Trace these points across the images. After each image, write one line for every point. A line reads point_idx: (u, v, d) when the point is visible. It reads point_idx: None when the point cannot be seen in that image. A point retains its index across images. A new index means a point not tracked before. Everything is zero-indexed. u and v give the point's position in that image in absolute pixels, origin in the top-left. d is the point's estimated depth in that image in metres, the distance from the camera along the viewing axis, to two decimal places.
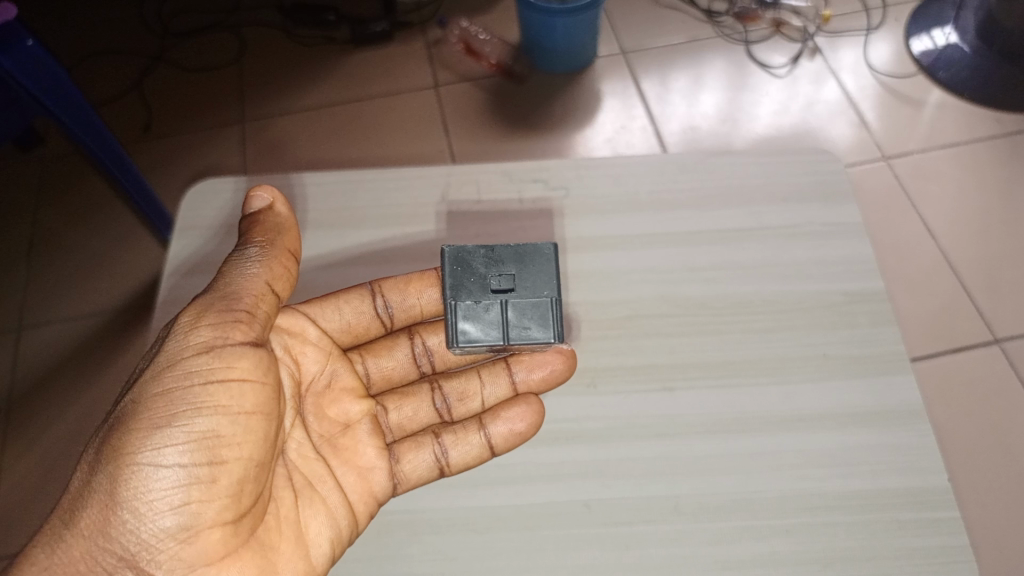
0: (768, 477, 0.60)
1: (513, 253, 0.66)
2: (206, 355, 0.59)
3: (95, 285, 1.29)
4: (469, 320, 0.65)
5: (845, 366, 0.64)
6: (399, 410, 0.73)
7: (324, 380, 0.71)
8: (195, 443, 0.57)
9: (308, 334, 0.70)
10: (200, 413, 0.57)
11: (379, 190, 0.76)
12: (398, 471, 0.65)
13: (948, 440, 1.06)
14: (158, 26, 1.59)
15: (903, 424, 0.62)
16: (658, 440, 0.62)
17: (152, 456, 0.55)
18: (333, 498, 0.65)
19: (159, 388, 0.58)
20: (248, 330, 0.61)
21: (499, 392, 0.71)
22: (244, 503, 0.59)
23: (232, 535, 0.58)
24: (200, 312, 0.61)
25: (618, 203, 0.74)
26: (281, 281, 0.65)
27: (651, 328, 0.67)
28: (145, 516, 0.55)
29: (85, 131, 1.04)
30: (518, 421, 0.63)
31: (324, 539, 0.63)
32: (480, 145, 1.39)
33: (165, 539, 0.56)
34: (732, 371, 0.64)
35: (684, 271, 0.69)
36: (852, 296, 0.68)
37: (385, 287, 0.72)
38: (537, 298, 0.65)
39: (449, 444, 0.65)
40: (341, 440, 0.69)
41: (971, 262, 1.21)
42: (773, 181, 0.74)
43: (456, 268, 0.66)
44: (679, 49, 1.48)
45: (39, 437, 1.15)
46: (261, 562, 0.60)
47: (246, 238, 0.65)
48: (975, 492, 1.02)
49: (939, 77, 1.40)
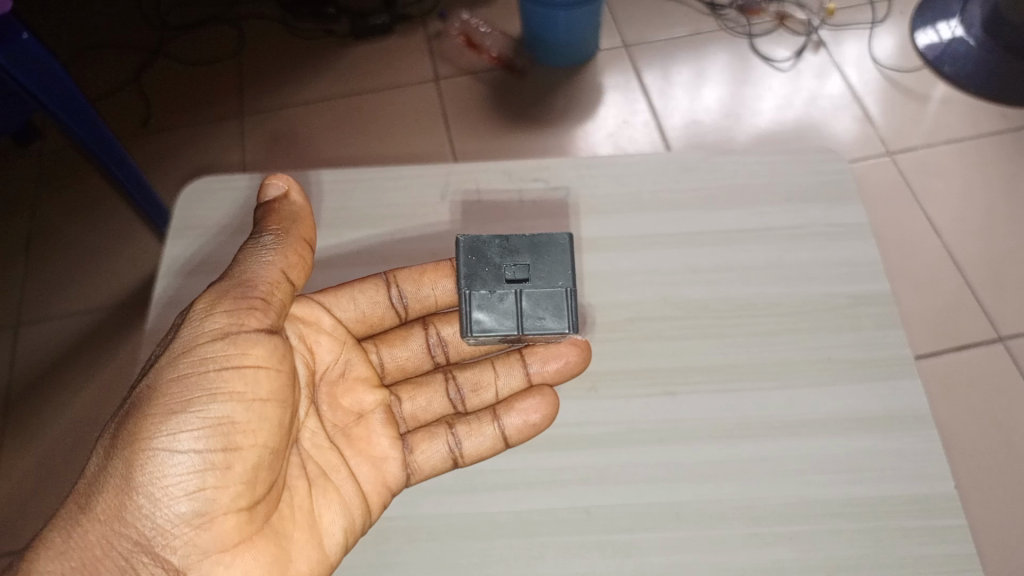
0: (770, 484, 0.59)
1: (528, 243, 0.65)
2: (221, 342, 0.58)
3: (95, 279, 1.28)
4: (484, 309, 0.64)
5: (850, 370, 0.63)
6: (412, 400, 0.72)
7: (337, 369, 0.70)
8: (210, 429, 0.56)
9: (323, 323, 0.70)
10: (216, 399, 0.57)
11: (378, 189, 0.75)
12: (411, 462, 0.65)
13: (951, 438, 1.05)
14: (157, 18, 1.57)
15: (908, 430, 0.61)
16: (656, 445, 0.61)
17: (167, 442, 0.55)
18: (347, 488, 0.65)
19: (175, 374, 0.57)
20: (263, 318, 0.61)
21: (513, 382, 0.70)
22: (258, 490, 0.58)
23: (247, 522, 0.58)
24: (215, 299, 0.60)
25: (620, 202, 0.73)
26: (297, 269, 0.64)
27: (652, 331, 0.66)
28: (160, 501, 0.55)
29: (87, 132, 1.04)
30: (532, 412, 0.62)
31: (337, 528, 0.62)
32: (482, 140, 1.38)
33: (180, 525, 0.55)
34: (734, 376, 0.63)
35: (686, 272, 0.68)
36: (855, 298, 0.67)
37: (400, 278, 0.71)
38: (551, 288, 0.64)
39: (462, 435, 0.65)
40: (355, 429, 0.69)
41: (976, 259, 1.20)
42: (776, 181, 0.73)
43: (471, 258, 0.65)
44: (682, 42, 1.47)
45: (35, 437, 1.14)
46: (275, 550, 0.59)
47: (261, 225, 0.64)
48: (978, 491, 1.02)
49: (945, 71, 1.38)
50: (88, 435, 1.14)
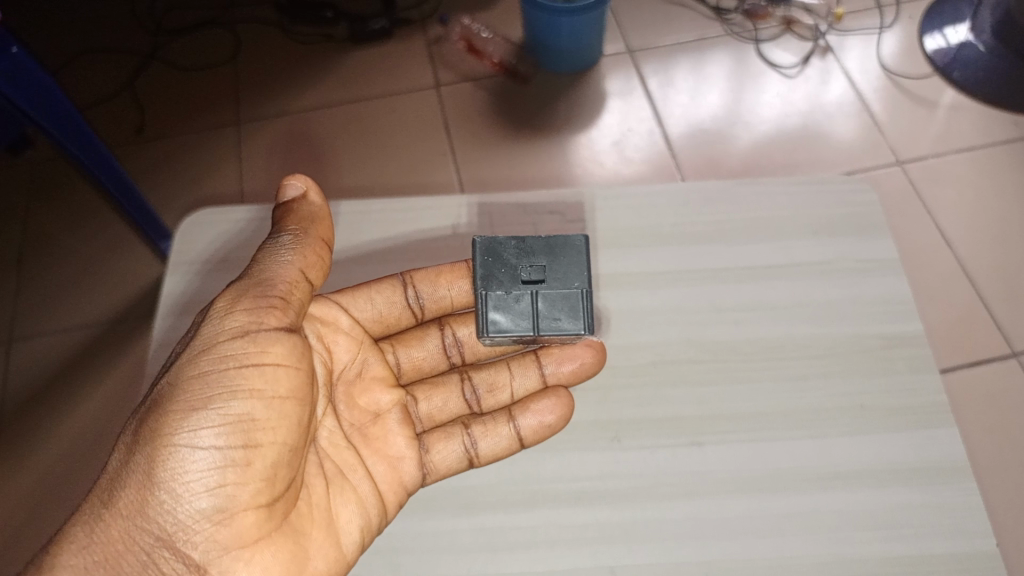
0: (804, 542, 0.56)
1: (544, 244, 0.64)
2: (241, 340, 0.57)
3: (89, 293, 1.25)
4: (500, 310, 0.63)
5: (884, 417, 0.61)
6: (429, 400, 0.70)
7: (355, 369, 0.68)
8: (231, 426, 0.55)
9: (341, 323, 0.68)
10: (236, 396, 0.56)
11: (390, 223, 0.72)
12: (427, 462, 0.64)
13: (973, 457, 1.02)
14: (150, 22, 1.53)
15: (947, 483, 0.58)
16: (685, 500, 0.58)
17: (189, 438, 0.54)
18: (363, 488, 0.63)
19: (196, 371, 0.56)
20: (282, 316, 0.60)
21: (528, 384, 0.68)
22: (277, 487, 0.57)
23: (266, 519, 0.56)
24: (235, 298, 0.59)
25: (638, 235, 0.70)
26: (315, 269, 0.63)
27: (678, 377, 0.63)
28: (181, 497, 0.53)
29: (78, 145, 1.01)
30: (548, 413, 0.61)
31: (355, 527, 0.61)
32: (485, 149, 1.34)
33: (201, 521, 0.54)
34: (764, 423, 0.61)
35: (712, 311, 0.66)
36: (889, 339, 0.64)
37: (416, 279, 0.69)
38: (567, 289, 0.63)
39: (478, 435, 0.64)
40: (372, 429, 0.67)
41: (989, 271, 1.17)
42: (803, 212, 0.70)
43: (487, 259, 0.64)
44: (686, 47, 1.44)
45: (30, 459, 1.11)
46: (294, 547, 0.58)
47: (280, 226, 0.63)
48: (1003, 510, 0.99)
49: (953, 77, 1.35)
50: (85, 457, 1.10)
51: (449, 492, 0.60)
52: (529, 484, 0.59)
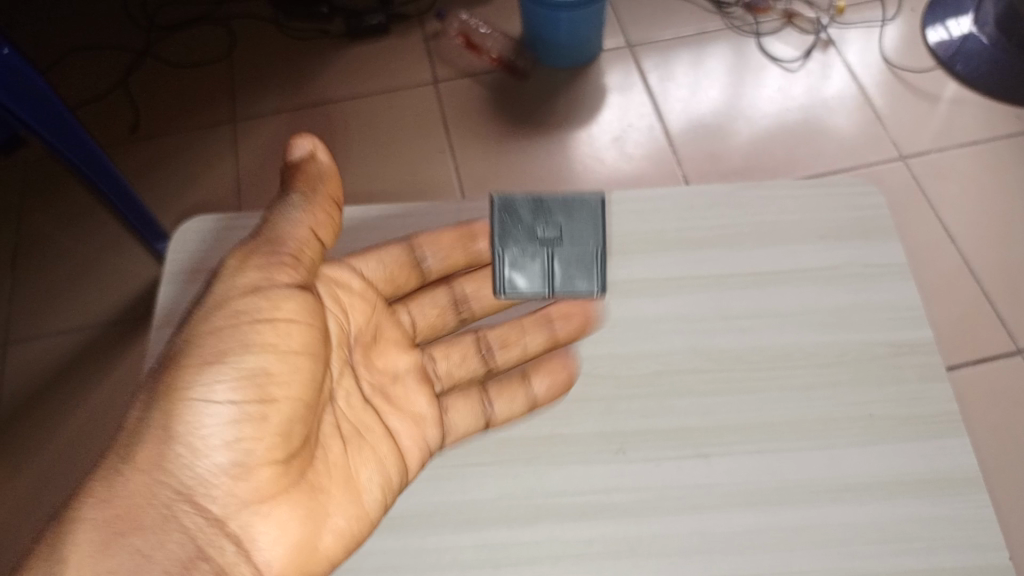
0: (813, 556, 0.55)
1: (561, 204, 0.66)
2: (253, 296, 0.58)
3: (85, 296, 1.22)
4: (517, 269, 0.66)
5: (895, 428, 0.60)
6: (446, 357, 0.71)
7: (370, 332, 0.70)
8: (245, 381, 0.56)
9: (354, 285, 0.68)
10: (250, 352, 0.56)
11: (385, 230, 0.71)
12: (447, 423, 0.66)
13: (983, 457, 1.01)
14: (144, 19, 1.52)
15: (960, 495, 0.57)
16: (692, 514, 0.57)
17: (204, 393, 0.54)
18: (383, 446, 0.64)
19: (209, 326, 0.56)
20: (293, 274, 0.60)
21: (540, 340, 0.68)
22: (292, 443, 0.58)
23: (282, 474, 0.57)
24: (245, 256, 0.59)
25: (642, 241, 0.68)
26: (324, 228, 0.63)
27: (682, 387, 0.61)
28: (200, 451, 0.54)
29: (68, 147, 0.99)
30: (556, 372, 0.62)
31: (375, 484, 0.62)
32: (483, 146, 1.33)
33: (218, 475, 0.55)
34: (772, 434, 0.59)
35: (717, 318, 0.64)
36: (899, 346, 0.63)
37: (421, 242, 0.70)
38: (583, 249, 0.66)
39: (493, 395, 0.65)
40: (392, 389, 0.68)
41: (993, 268, 1.16)
42: (810, 217, 0.69)
43: (506, 219, 0.66)
44: (686, 41, 1.42)
45: (23, 467, 1.09)
46: (310, 502, 0.59)
47: (287, 185, 0.63)
48: (1015, 510, 0.97)
49: (957, 70, 1.33)
50: (78, 464, 1.08)
51: (451, 507, 0.58)
52: (532, 497, 0.58)
